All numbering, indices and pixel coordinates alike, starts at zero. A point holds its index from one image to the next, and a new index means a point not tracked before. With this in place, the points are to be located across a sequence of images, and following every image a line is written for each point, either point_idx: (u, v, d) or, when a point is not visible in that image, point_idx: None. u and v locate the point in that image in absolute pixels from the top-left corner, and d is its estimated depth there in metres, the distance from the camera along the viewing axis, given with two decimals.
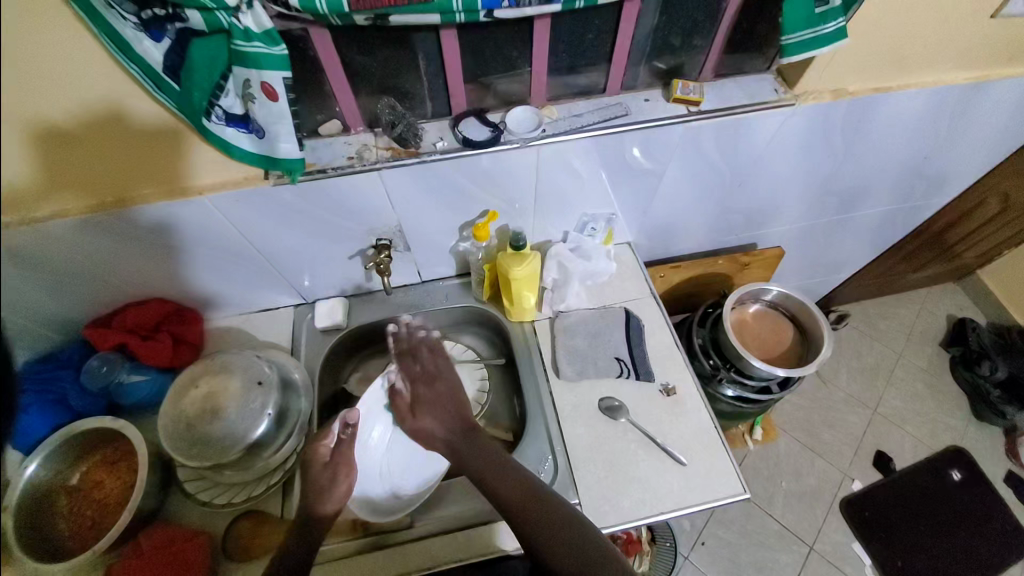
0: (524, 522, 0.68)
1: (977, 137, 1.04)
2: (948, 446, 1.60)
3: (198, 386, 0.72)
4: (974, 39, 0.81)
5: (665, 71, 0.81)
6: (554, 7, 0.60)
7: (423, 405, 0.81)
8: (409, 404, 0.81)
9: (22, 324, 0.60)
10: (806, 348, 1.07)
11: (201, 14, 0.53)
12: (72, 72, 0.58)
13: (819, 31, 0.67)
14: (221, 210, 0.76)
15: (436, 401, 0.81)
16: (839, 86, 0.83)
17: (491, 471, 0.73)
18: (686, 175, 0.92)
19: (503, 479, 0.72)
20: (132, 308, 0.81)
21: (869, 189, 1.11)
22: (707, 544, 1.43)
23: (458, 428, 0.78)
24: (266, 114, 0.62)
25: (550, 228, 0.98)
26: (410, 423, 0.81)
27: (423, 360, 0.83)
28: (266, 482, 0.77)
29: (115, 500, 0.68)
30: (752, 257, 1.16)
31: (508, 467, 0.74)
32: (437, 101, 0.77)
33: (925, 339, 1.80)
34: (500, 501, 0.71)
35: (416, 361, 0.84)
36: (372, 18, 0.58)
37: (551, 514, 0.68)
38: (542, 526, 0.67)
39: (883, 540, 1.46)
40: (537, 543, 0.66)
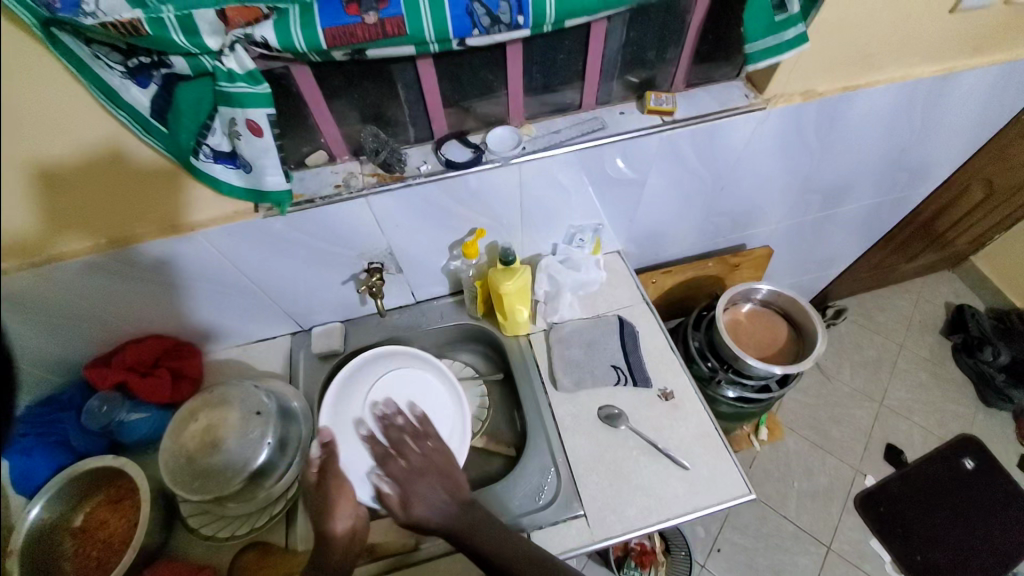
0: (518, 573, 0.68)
1: (950, 127, 1.06)
2: (958, 435, 1.59)
3: (198, 419, 0.69)
4: (935, 33, 0.84)
5: (638, 84, 0.84)
6: (523, 32, 0.62)
7: (411, 496, 0.74)
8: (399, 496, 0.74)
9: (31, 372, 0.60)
10: (802, 344, 1.08)
11: (186, 59, 0.57)
12: (66, 123, 0.59)
13: (780, 38, 0.70)
14: (214, 244, 0.78)
15: (427, 489, 0.74)
16: (808, 88, 0.86)
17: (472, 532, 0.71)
18: (668, 181, 0.93)
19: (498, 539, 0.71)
20: (130, 345, 0.81)
21: (851, 183, 1.12)
22: (722, 550, 1.42)
23: (455, 510, 0.73)
24: (252, 150, 0.64)
25: (539, 242, 1.00)
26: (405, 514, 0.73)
27: (411, 455, 0.79)
28: (269, 513, 0.79)
29: (120, 538, 0.65)
30: (742, 257, 1.19)
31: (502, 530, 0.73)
32: (419, 127, 0.80)
33: (924, 328, 1.80)
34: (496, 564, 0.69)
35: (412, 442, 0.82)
36: (350, 53, 0.60)
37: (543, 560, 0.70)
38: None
39: (900, 536, 1.44)
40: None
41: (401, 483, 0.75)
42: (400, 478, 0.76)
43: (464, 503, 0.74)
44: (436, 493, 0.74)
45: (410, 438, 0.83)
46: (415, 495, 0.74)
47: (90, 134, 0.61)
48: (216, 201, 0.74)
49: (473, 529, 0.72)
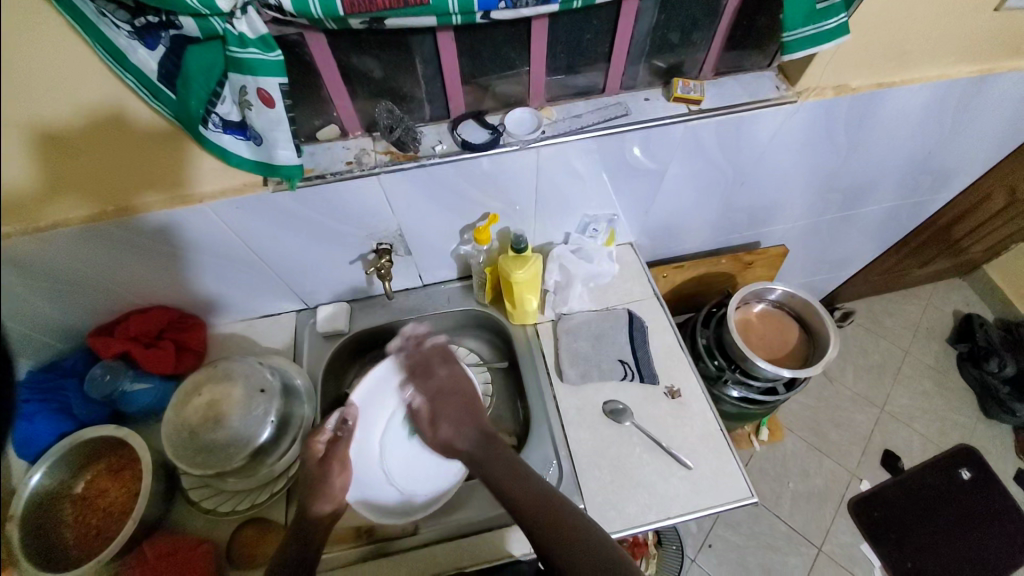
0: (540, 533, 0.67)
1: (983, 129, 1.02)
2: (957, 444, 1.58)
3: (200, 394, 0.71)
4: (979, 31, 0.80)
5: (664, 69, 0.81)
6: (551, 7, 0.59)
7: (441, 418, 0.85)
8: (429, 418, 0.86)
9: (41, 340, 0.59)
10: (811, 348, 1.06)
11: (195, 20, 0.54)
12: (66, 82, 0.57)
13: (821, 27, 0.66)
14: (221, 217, 0.76)
15: (458, 420, 0.84)
16: (840, 82, 0.82)
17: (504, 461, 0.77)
18: (688, 173, 0.90)
19: (525, 489, 0.72)
20: (134, 315, 0.78)
21: (875, 184, 1.09)
22: (714, 546, 1.42)
23: (478, 438, 0.81)
24: (263, 121, 0.62)
25: (551, 230, 0.98)
26: (432, 435, 0.85)
27: (440, 377, 0.88)
28: (269, 490, 0.81)
29: (120, 508, 0.64)
30: (756, 256, 1.16)
31: (528, 479, 0.74)
32: (435, 105, 0.77)
33: (931, 335, 1.78)
34: (518, 510, 0.71)
35: (442, 368, 0.89)
36: (368, 21, 0.57)
37: (568, 531, 0.66)
38: (563, 541, 0.65)
39: (893, 541, 1.44)
40: (553, 553, 0.65)
41: (431, 402, 0.86)
42: (430, 401, 0.86)
43: (486, 437, 0.81)
44: (464, 420, 0.84)
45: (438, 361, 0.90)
46: (443, 419, 0.84)
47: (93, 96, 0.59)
48: (222, 173, 0.72)
49: (490, 463, 0.77)
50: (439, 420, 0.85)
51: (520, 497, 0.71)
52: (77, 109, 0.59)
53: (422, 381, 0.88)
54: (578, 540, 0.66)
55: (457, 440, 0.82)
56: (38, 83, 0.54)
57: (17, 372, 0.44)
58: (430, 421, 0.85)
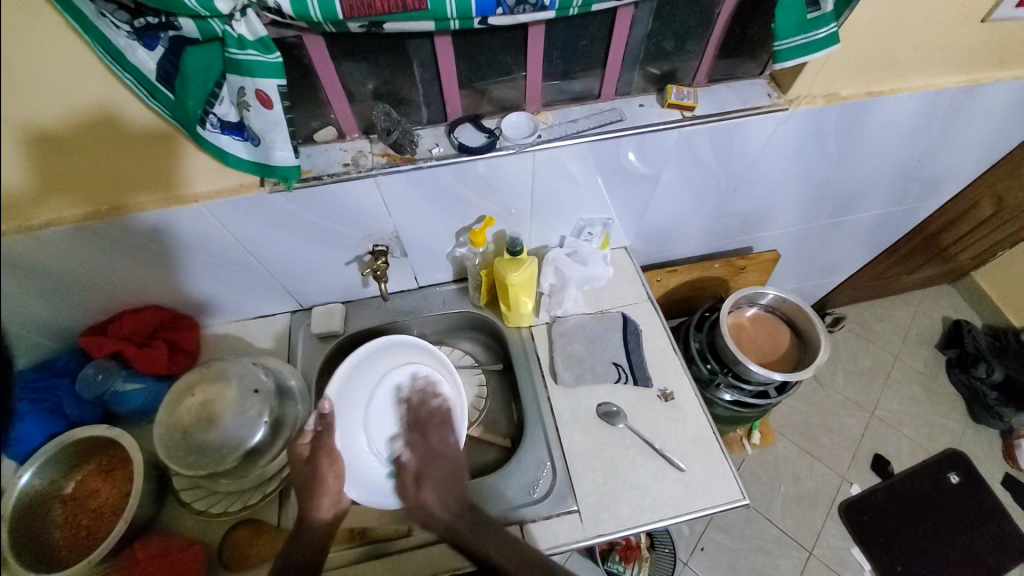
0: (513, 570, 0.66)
1: (970, 139, 1.04)
2: (946, 449, 1.60)
3: (193, 394, 0.74)
4: (966, 42, 0.82)
5: (659, 76, 0.82)
6: (548, 14, 0.60)
7: (427, 479, 0.74)
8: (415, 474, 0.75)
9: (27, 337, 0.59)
10: (802, 351, 1.07)
11: (195, 21, 0.54)
12: (65, 83, 0.57)
13: (810, 37, 0.68)
14: (216, 216, 0.76)
15: (446, 480, 0.74)
16: (831, 91, 0.84)
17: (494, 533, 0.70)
18: (682, 178, 0.92)
19: (495, 539, 0.69)
20: (128, 315, 0.81)
21: (864, 191, 1.11)
22: (706, 549, 1.43)
23: (460, 508, 0.71)
24: (260, 122, 0.62)
25: (547, 233, 0.98)
26: (412, 496, 0.73)
27: (434, 438, 0.80)
28: (262, 491, 0.78)
29: (111, 509, 0.65)
30: (748, 261, 1.17)
31: (498, 531, 0.70)
32: (432, 108, 0.78)
33: (921, 341, 1.80)
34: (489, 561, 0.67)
35: (441, 433, 0.81)
36: (367, 25, 0.58)
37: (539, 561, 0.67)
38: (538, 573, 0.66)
39: (883, 545, 1.45)
40: None
41: (420, 460, 0.77)
42: (420, 457, 0.77)
43: (470, 508, 0.72)
44: (452, 482, 0.74)
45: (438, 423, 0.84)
46: (429, 481, 0.74)
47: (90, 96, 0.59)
48: (218, 173, 0.72)
49: (476, 532, 0.69)
50: (431, 467, 0.75)
51: (509, 568, 0.66)
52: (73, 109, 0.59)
53: (420, 437, 0.81)
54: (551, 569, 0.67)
55: (438, 506, 0.72)
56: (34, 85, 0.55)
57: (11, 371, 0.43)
58: (414, 482, 0.75)
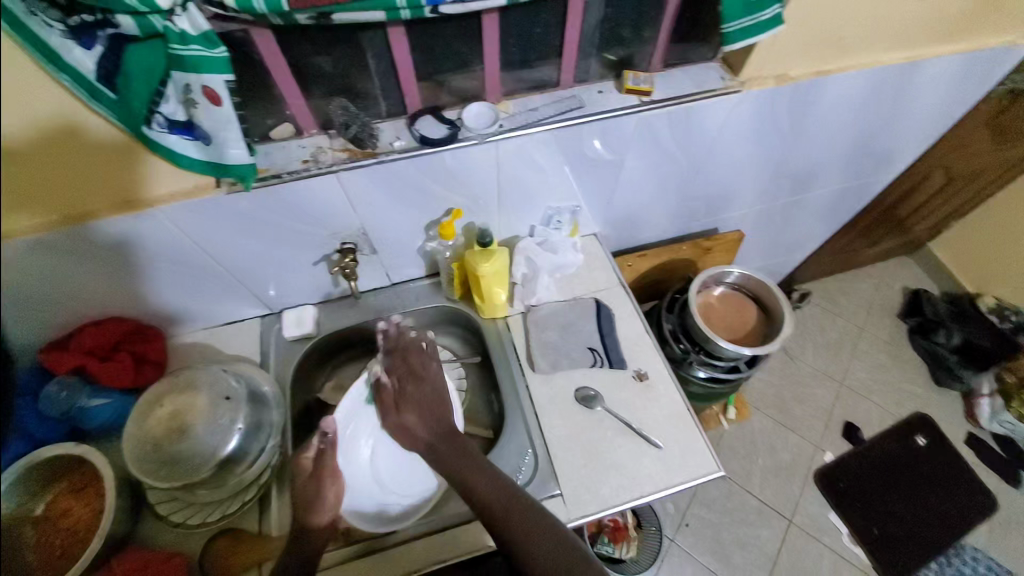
0: (505, 526, 0.69)
1: (916, 114, 1.09)
2: (911, 413, 1.68)
3: (164, 403, 0.71)
4: (906, 19, 0.85)
5: (616, 62, 0.83)
6: (498, 1, 0.60)
7: (409, 405, 0.83)
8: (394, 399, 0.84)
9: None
10: (769, 326, 1.11)
11: (133, 18, 0.52)
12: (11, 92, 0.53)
13: (756, 18, 0.70)
14: (175, 222, 0.74)
15: (425, 403, 0.83)
16: (782, 71, 0.87)
17: (469, 457, 0.77)
18: (646, 163, 0.93)
19: (482, 479, 0.74)
20: (89, 327, 0.78)
21: (820, 168, 1.15)
22: (691, 525, 1.47)
23: (441, 431, 0.81)
24: (211, 120, 0.60)
25: (516, 223, 0.99)
26: (393, 418, 0.83)
27: (429, 375, 0.86)
28: (241, 499, 0.77)
29: (86, 526, 0.65)
30: (714, 242, 1.20)
31: (483, 470, 0.75)
32: (391, 101, 0.77)
33: (883, 311, 1.88)
34: (479, 503, 0.72)
35: (424, 368, 0.86)
36: (315, 16, 0.57)
37: (529, 515, 0.70)
38: (523, 528, 0.69)
39: (858, 509, 1.52)
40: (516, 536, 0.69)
41: (403, 388, 0.85)
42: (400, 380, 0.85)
43: (448, 432, 0.81)
44: (434, 415, 0.83)
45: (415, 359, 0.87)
46: (412, 407, 0.83)
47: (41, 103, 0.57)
48: (173, 175, 0.70)
49: (460, 459, 0.77)
50: (409, 388, 0.85)
51: (497, 505, 0.71)
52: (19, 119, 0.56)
53: (398, 361, 0.87)
54: (539, 516, 0.70)
55: (419, 429, 0.82)
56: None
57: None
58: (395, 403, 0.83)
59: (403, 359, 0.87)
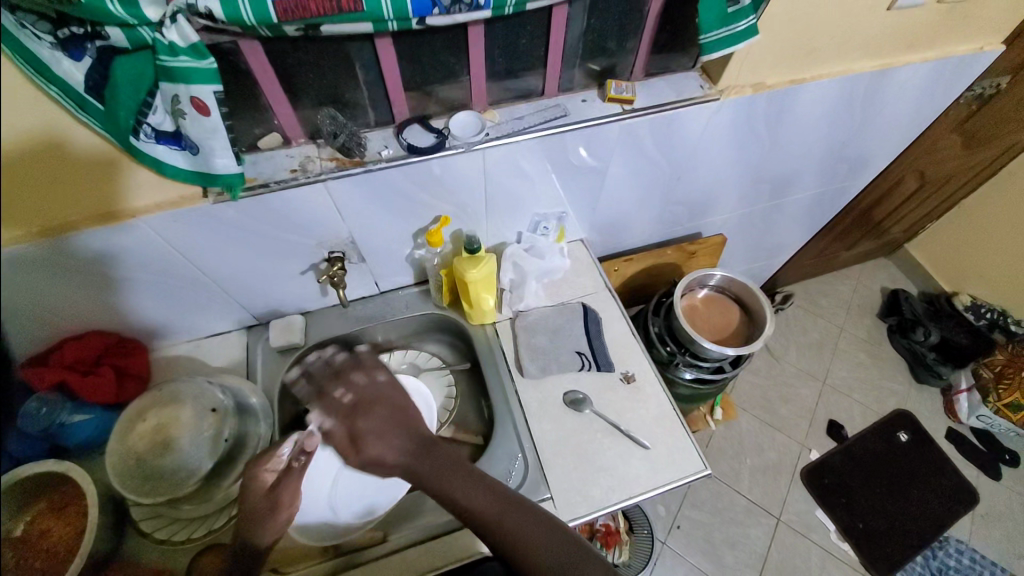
0: (501, 535, 0.68)
1: (885, 121, 1.14)
2: (891, 410, 1.73)
3: (146, 419, 0.72)
4: (874, 30, 0.90)
5: (600, 72, 0.85)
6: (484, 13, 0.62)
7: (367, 435, 0.72)
8: (348, 437, 0.72)
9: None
10: (752, 327, 1.14)
11: (123, 31, 0.53)
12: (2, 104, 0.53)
13: (732, 29, 0.73)
14: (160, 235, 0.74)
15: (383, 429, 0.73)
16: (758, 81, 0.90)
17: (450, 467, 0.72)
18: (630, 169, 0.95)
19: (473, 493, 0.71)
20: (69, 343, 0.76)
21: (798, 174, 1.19)
22: (682, 527, 1.48)
23: (416, 450, 0.73)
24: (198, 130, 0.60)
25: (504, 230, 1.00)
26: (356, 457, 0.71)
27: (359, 383, 0.77)
28: (227, 513, 0.76)
29: (66, 545, 0.58)
30: (698, 246, 1.23)
31: (477, 479, 0.73)
32: (379, 110, 0.78)
33: (863, 311, 1.94)
34: (472, 515, 0.70)
35: (357, 374, 0.78)
36: (303, 28, 0.58)
37: (526, 524, 0.69)
38: (521, 549, 0.67)
39: (843, 505, 1.55)
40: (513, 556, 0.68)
41: (348, 417, 0.73)
42: (351, 401, 0.75)
43: (427, 446, 0.74)
44: (397, 435, 0.73)
45: (353, 368, 0.79)
46: (368, 434, 0.72)
47: (28, 116, 0.55)
48: (159, 185, 0.69)
49: (440, 477, 0.71)
50: (365, 425, 0.73)
51: (488, 511, 0.70)
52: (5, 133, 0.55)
53: (335, 392, 0.77)
54: (535, 519, 0.70)
55: (387, 455, 0.71)
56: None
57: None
58: (351, 443, 0.72)
59: (357, 378, 0.78)
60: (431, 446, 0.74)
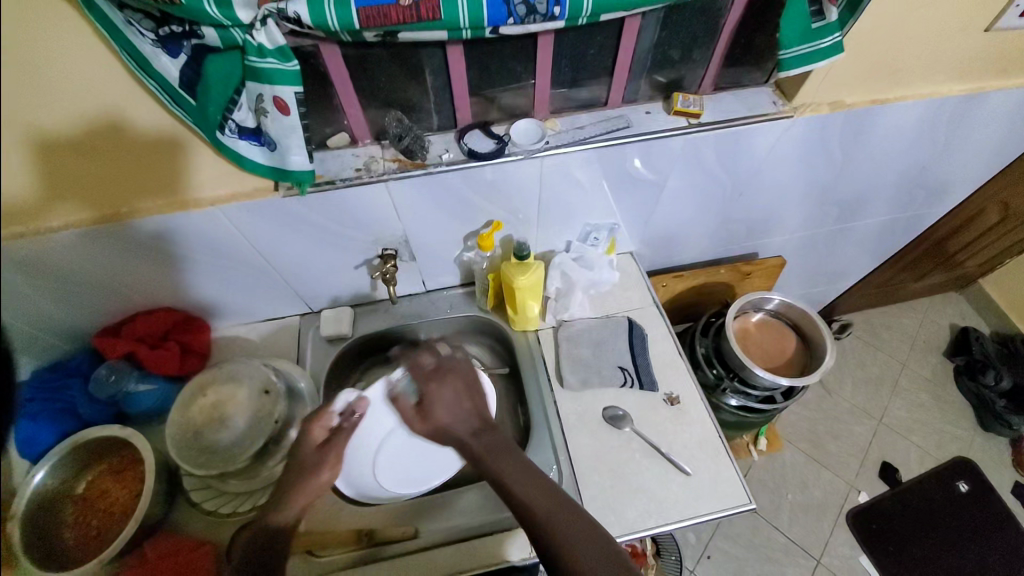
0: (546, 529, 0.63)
1: (974, 146, 1.05)
2: (955, 457, 1.58)
3: (206, 394, 0.74)
4: (971, 50, 0.83)
5: (665, 84, 0.83)
6: (557, 24, 0.62)
7: (433, 401, 0.78)
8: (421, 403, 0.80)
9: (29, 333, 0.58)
10: (809, 356, 1.08)
11: (217, 31, 0.56)
12: (71, 89, 0.59)
13: (816, 45, 0.69)
14: (229, 220, 0.78)
15: (451, 402, 0.78)
16: (836, 99, 0.85)
17: (504, 454, 0.72)
18: (688, 184, 0.93)
19: (529, 484, 0.68)
20: (140, 317, 0.82)
21: (869, 198, 1.12)
22: (712, 558, 1.42)
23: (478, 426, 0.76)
24: (278, 128, 0.64)
25: (553, 238, 1.00)
26: (424, 422, 0.79)
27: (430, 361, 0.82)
28: (271, 491, 0.73)
29: (121, 508, 0.67)
30: (754, 267, 1.18)
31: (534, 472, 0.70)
32: (442, 115, 0.79)
33: (928, 348, 1.79)
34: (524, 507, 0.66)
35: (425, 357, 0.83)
36: (381, 34, 0.60)
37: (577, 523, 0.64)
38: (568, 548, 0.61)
39: (891, 554, 1.44)
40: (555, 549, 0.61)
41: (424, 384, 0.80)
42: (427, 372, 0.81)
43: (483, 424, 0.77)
44: (462, 408, 0.78)
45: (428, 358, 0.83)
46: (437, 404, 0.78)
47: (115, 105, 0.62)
48: (232, 177, 0.74)
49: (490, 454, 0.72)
50: (432, 418, 0.78)
51: (537, 502, 0.66)
52: (76, 114, 0.61)
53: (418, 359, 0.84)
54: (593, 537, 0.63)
55: (453, 425, 0.77)
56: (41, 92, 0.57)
57: (20, 373, 0.43)
58: (420, 410, 0.79)
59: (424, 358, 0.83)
60: (488, 431, 0.75)
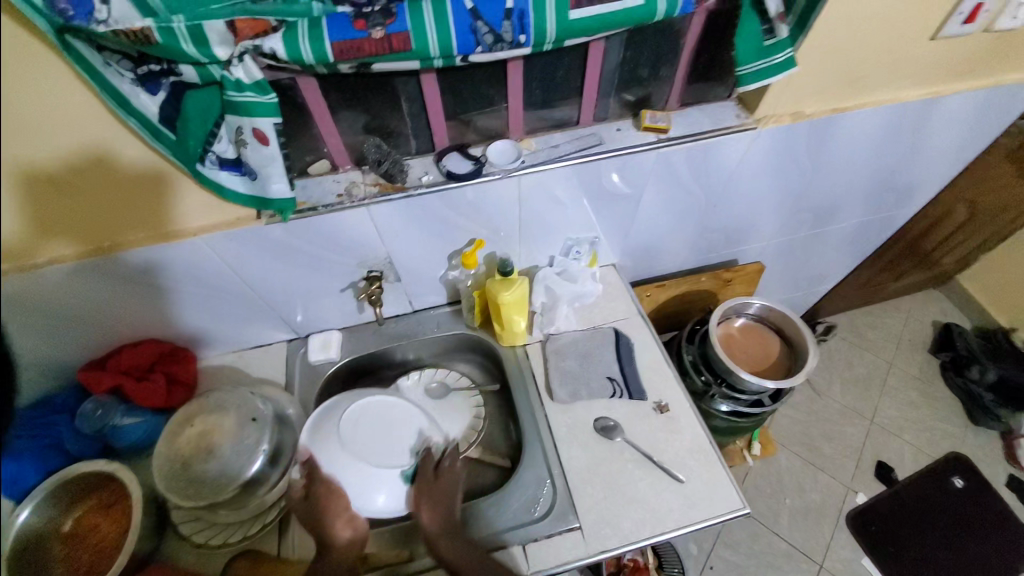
0: None
1: (936, 148, 1.09)
2: (949, 453, 1.60)
3: (192, 424, 0.70)
4: (920, 59, 0.87)
5: (634, 102, 0.87)
6: (524, 50, 0.65)
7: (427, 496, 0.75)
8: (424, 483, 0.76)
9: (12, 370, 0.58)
10: (793, 358, 1.09)
11: (194, 68, 0.58)
12: (54, 129, 0.60)
13: (771, 61, 0.73)
14: (213, 249, 0.79)
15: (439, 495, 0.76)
16: (797, 109, 0.89)
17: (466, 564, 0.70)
18: (663, 196, 0.95)
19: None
20: (126, 349, 0.83)
21: (840, 202, 1.15)
22: (715, 568, 1.40)
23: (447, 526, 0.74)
24: (257, 157, 0.65)
25: (535, 254, 1.01)
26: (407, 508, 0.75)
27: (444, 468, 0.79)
28: (262, 521, 0.77)
29: (110, 543, 0.65)
30: (735, 273, 1.21)
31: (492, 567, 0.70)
32: (420, 139, 0.82)
33: (914, 346, 1.82)
34: None
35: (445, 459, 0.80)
36: (356, 66, 0.63)
37: None
38: None
39: (893, 555, 1.43)
40: None
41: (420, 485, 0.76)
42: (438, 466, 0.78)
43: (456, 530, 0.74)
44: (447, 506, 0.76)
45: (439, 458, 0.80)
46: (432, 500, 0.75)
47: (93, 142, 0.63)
48: (214, 209, 0.75)
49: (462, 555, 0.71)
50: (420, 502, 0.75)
51: None
52: (60, 154, 0.62)
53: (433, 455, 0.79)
54: None
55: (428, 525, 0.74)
56: (26, 131, 0.58)
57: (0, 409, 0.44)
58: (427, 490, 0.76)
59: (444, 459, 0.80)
60: (452, 536, 0.73)
